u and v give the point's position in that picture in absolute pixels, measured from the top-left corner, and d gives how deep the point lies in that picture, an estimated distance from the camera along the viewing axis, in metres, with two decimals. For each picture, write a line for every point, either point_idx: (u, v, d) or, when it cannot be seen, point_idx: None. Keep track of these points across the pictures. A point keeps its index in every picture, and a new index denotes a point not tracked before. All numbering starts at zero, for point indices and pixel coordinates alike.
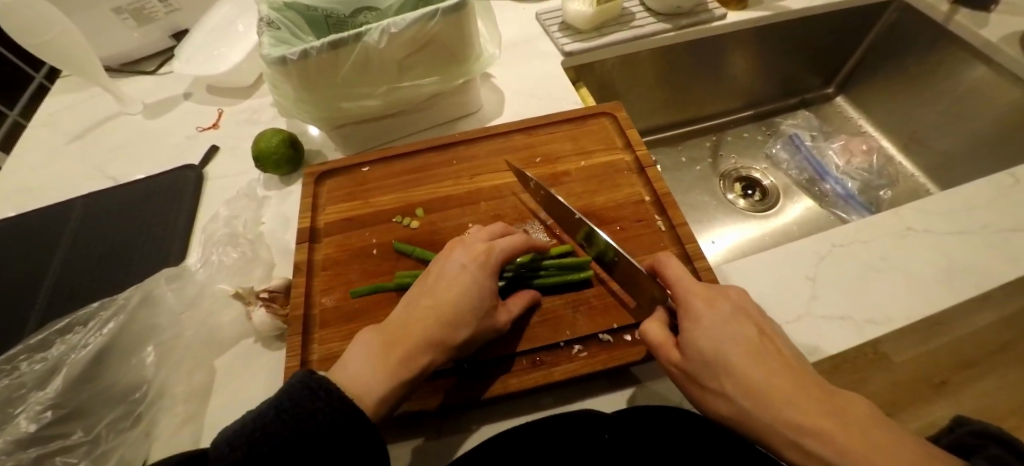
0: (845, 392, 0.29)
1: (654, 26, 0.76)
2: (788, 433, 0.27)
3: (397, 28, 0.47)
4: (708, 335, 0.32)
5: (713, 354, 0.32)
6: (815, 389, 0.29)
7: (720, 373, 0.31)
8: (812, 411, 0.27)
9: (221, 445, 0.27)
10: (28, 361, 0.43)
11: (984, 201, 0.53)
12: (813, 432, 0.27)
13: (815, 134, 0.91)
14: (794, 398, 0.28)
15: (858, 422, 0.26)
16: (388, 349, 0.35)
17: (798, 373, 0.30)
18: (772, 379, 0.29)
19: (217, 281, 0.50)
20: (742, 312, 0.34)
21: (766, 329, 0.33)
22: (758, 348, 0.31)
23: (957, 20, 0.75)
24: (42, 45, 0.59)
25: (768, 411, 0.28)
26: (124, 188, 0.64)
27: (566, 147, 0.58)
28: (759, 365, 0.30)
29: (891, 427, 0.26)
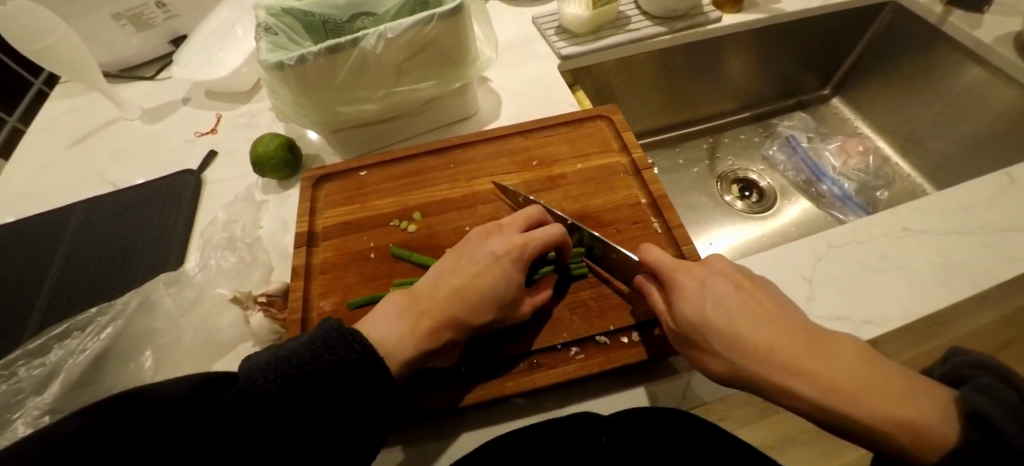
0: (829, 333, 0.31)
1: (651, 29, 0.76)
2: (780, 381, 0.29)
3: (394, 33, 0.48)
4: (696, 302, 0.34)
5: (702, 318, 0.33)
6: (801, 335, 0.31)
7: (709, 335, 0.33)
8: (800, 358, 0.29)
9: (254, 375, 0.30)
10: (27, 366, 0.43)
11: (979, 200, 0.53)
12: (804, 378, 0.28)
13: (812, 135, 0.92)
14: (783, 348, 0.30)
15: (843, 361, 0.28)
16: (416, 319, 0.38)
17: (785, 322, 0.31)
18: (761, 334, 0.31)
19: (215, 284, 0.50)
20: (726, 274, 0.36)
21: (750, 285, 0.35)
22: (746, 304, 0.33)
23: (950, 22, 0.76)
24: (42, 51, 0.60)
25: (761, 363, 0.30)
26: (123, 192, 0.64)
27: (563, 150, 0.58)
28: (747, 322, 0.32)
29: (873, 361, 0.29)
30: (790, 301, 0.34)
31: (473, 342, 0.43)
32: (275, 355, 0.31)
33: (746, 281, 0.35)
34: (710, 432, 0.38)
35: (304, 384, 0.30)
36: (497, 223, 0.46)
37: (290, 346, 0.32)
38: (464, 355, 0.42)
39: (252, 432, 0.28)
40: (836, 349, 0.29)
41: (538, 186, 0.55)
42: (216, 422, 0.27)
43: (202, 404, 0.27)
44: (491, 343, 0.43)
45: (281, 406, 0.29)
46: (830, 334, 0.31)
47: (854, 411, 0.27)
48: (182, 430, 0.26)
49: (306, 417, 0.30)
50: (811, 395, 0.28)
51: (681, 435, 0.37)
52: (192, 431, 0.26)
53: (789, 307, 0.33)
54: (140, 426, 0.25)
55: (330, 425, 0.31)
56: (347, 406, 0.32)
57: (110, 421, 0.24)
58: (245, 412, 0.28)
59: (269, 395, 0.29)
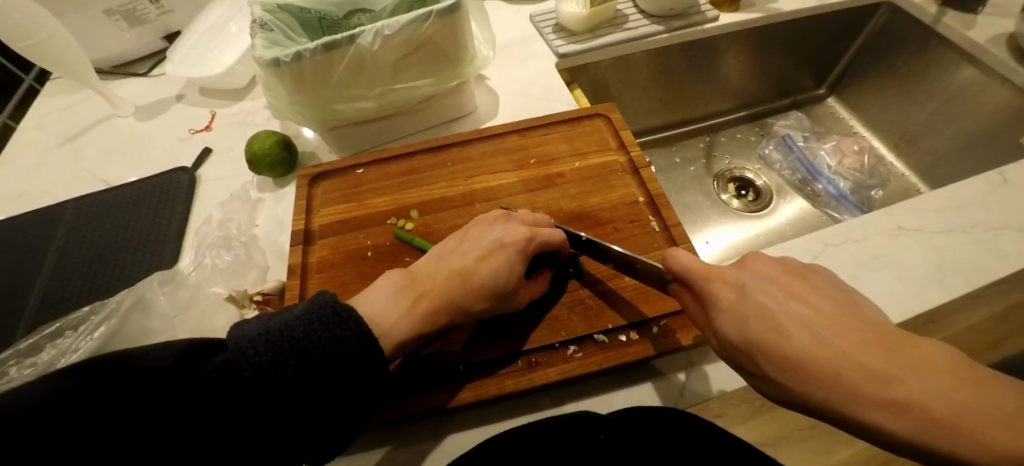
0: (907, 342, 0.27)
1: (648, 28, 0.76)
2: (854, 409, 0.26)
3: (391, 30, 0.48)
4: (739, 319, 0.31)
5: (745, 338, 0.31)
6: (877, 350, 0.27)
7: (758, 356, 0.30)
8: (879, 380, 0.25)
9: (244, 346, 0.29)
10: (18, 365, 0.43)
11: (971, 198, 0.53)
12: (888, 406, 0.25)
13: (807, 135, 0.93)
14: (857, 370, 0.26)
15: (933, 380, 0.25)
16: (415, 299, 0.39)
17: (852, 336, 0.28)
18: (828, 353, 0.27)
19: (210, 283, 0.50)
20: (772, 281, 0.32)
21: (801, 290, 0.32)
22: (802, 317, 0.30)
23: (944, 22, 0.76)
24: (31, 47, 0.59)
25: (832, 390, 0.26)
26: (116, 191, 0.63)
27: (561, 148, 0.58)
28: (807, 338, 0.28)
29: (970, 375, 0.25)
30: (843, 303, 0.31)
31: (474, 341, 0.43)
32: (267, 327, 0.31)
33: (795, 285, 0.32)
34: (709, 432, 0.38)
35: (296, 360, 0.30)
36: (505, 212, 0.46)
37: (283, 319, 0.32)
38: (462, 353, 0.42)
39: (239, 404, 0.28)
40: (922, 363, 0.25)
41: (535, 185, 0.55)
42: (202, 390, 0.27)
43: (188, 371, 0.27)
44: (491, 341, 0.43)
45: (270, 381, 0.29)
46: (911, 342, 0.27)
47: (954, 444, 0.23)
48: (166, 398, 0.26)
49: (294, 394, 0.30)
50: (897, 426, 0.24)
51: (675, 435, 0.37)
52: (177, 399, 0.26)
53: (850, 312, 0.30)
54: (121, 392, 0.25)
55: (320, 403, 0.31)
56: (336, 385, 0.32)
57: (96, 383, 0.24)
58: (233, 382, 0.28)
59: (259, 368, 0.29)
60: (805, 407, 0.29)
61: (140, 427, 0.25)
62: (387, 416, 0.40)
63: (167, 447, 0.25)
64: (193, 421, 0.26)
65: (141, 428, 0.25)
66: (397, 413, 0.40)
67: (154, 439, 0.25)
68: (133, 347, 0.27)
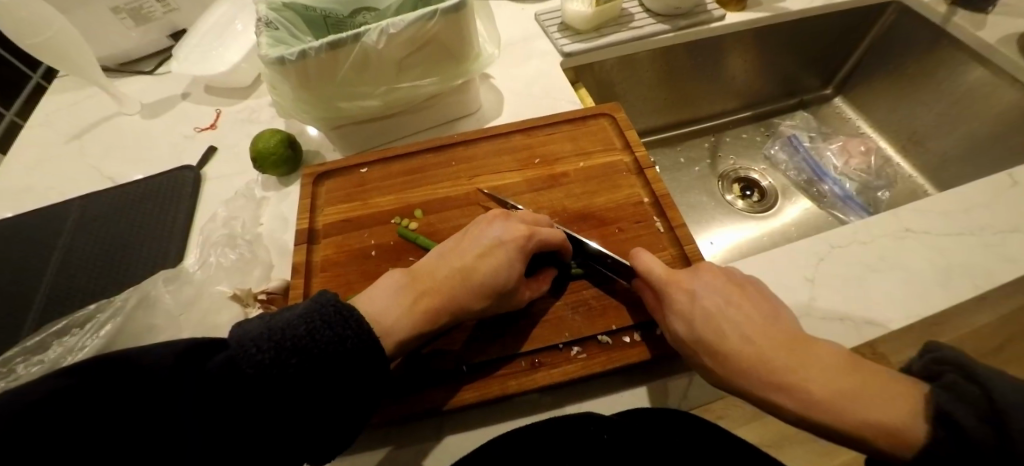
0: (812, 342, 0.33)
1: (654, 27, 0.76)
2: (762, 393, 0.32)
3: (396, 28, 0.47)
4: (688, 319, 0.36)
5: (693, 334, 0.35)
6: (785, 346, 0.33)
7: (700, 350, 0.35)
8: (782, 370, 0.32)
9: (247, 344, 0.30)
10: (26, 363, 0.44)
11: (980, 201, 0.53)
12: (784, 390, 0.31)
13: (814, 135, 0.92)
14: (767, 363, 0.32)
15: (819, 369, 0.31)
16: (415, 297, 0.39)
17: (770, 335, 0.34)
18: (746, 348, 0.33)
19: (215, 281, 0.50)
20: (716, 288, 0.37)
21: (740, 298, 0.36)
22: (736, 320, 0.35)
23: (955, 22, 0.75)
24: (37, 45, 0.59)
25: (748, 379, 0.33)
26: (122, 188, 0.63)
27: (565, 147, 0.58)
28: (736, 338, 0.34)
29: (851, 368, 0.31)
30: (772, 306, 0.36)
31: (478, 341, 0.43)
32: (269, 326, 0.31)
33: (737, 291, 0.37)
34: (711, 434, 0.38)
35: (298, 359, 0.30)
36: (506, 211, 0.46)
37: (285, 318, 0.32)
38: (465, 353, 0.42)
39: (241, 401, 0.28)
40: (817, 358, 0.32)
41: (540, 185, 0.55)
42: (203, 387, 0.27)
43: (189, 370, 0.27)
44: (494, 341, 0.43)
45: (271, 379, 0.29)
46: (813, 340, 0.34)
47: (828, 419, 0.30)
48: (167, 397, 0.26)
49: (296, 392, 0.30)
50: (790, 405, 0.31)
51: (678, 437, 0.37)
52: (177, 397, 0.26)
53: (778, 316, 0.35)
54: (121, 392, 0.24)
55: (322, 402, 0.31)
56: (337, 384, 0.32)
57: (96, 382, 0.24)
58: (235, 380, 0.28)
59: (261, 366, 0.29)
60: (735, 393, 0.34)
61: (141, 426, 0.25)
62: (389, 416, 0.40)
63: (169, 446, 0.25)
64: (194, 420, 0.26)
65: (142, 427, 0.25)
66: (399, 412, 0.40)
67: (154, 437, 0.25)
68: (135, 346, 0.27)
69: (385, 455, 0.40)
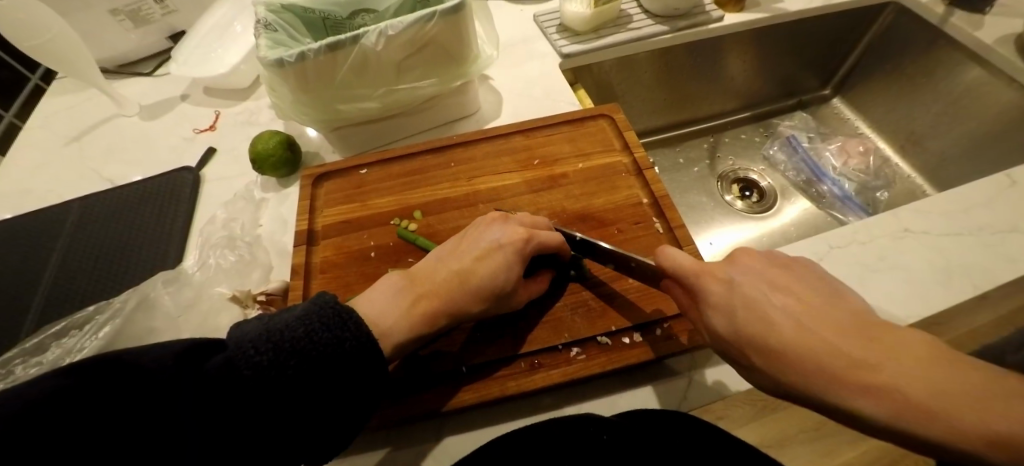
0: (887, 331, 0.27)
1: (653, 28, 0.76)
2: (830, 393, 0.27)
3: (395, 30, 0.48)
4: (728, 312, 0.32)
5: (734, 329, 0.32)
6: (858, 337, 0.27)
7: (749, 346, 0.31)
8: (857, 367, 0.26)
9: (245, 345, 0.30)
10: (25, 364, 0.44)
11: (978, 201, 0.53)
12: (863, 390, 0.25)
13: (812, 136, 0.92)
14: (834, 356, 0.27)
15: (908, 364, 0.25)
16: (414, 299, 0.39)
17: (835, 325, 0.28)
18: (806, 341, 0.28)
19: (214, 283, 0.50)
20: (760, 274, 0.33)
21: (787, 283, 0.32)
22: (788, 309, 0.30)
23: (952, 22, 0.76)
24: (37, 47, 0.59)
25: (809, 375, 0.28)
26: (121, 190, 0.63)
27: (564, 148, 0.58)
28: (790, 328, 0.29)
29: (951, 363, 0.25)
30: (832, 293, 0.31)
31: (478, 343, 0.43)
32: (268, 327, 0.31)
33: (782, 277, 0.33)
34: (712, 434, 0.38)
35: (297, 360, 0.30)
36: (504, 213, 0.46)
37: (284, 319, 0.32)
38: (465, 354, 0.42)
39: (241, 402, 0.28)
40: (901, 351, 0.26)
41: (539, 186, 0.55)
42: (202, 389, 0.27)
43: (187, 371, 0.27)
44: (494, 342, 0.43)
45: (269, 381, 0.29)
46: (893, 329, 0.28)
47: (926, 428, 0.23)
48: (166, 397, 0.26)
49: (294, 393, 0.30)
50: (871, 410, 0.25)
51: (679, 437, 0.37)
52: (176, 398, 0.26)
53: (837, 302, 0.30)
54: (118, 392, 0.25)
55: (321, 403, 0.31)
56: (335, 385, 0.32)
57: (94, 382, 0.24)
58: (233, 381, 0.28)
59: (259, 367, 0.29)
60: (787, 394, 0.30)
61: (140, 426, 0.25)
62: (389, 417, 0.40)
63: (166, 446, 0.25)
64: (193, 421, 0.26)
65: (140, 427, 0.25)
66: (399, 414, 0.40)
67: (153, 437, 0.25)
68: (133, 346, 0.27)
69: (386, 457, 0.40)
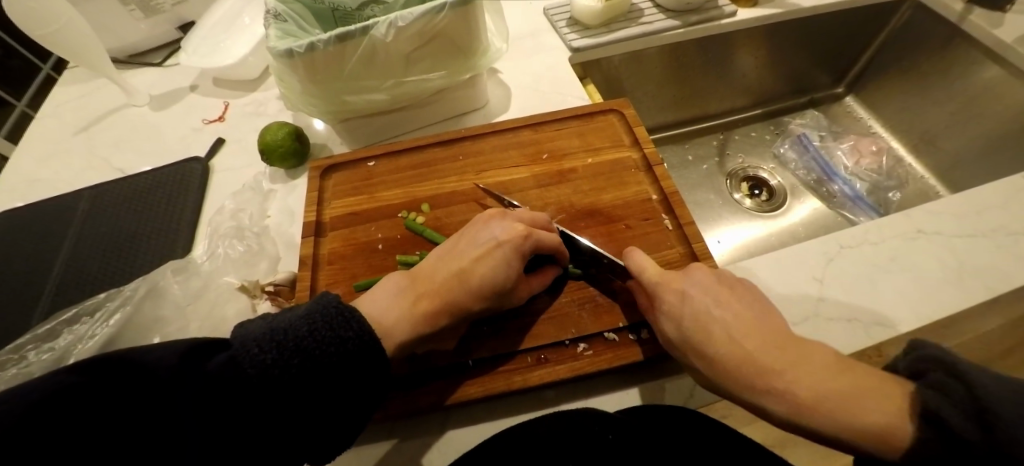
0: (798, 340, 0.32)
1: (663, 22, 0.75)
2: (749, 393, 0.31)
3: (405, 22, 0.47)
4: (676, 319, 0.36)
5: (680, 335, 0.35)
6: (773, 345, 0.32)
7: (688, 350, 0.35)
8: (766, 372, 0.31)
9: (249, 344, 0.30)
10: (36, 350, 0.44)
11: (995, 203, 0.52)
12: (773, 393, 0.30)
13: (823, 134, 0.91)
14: (757, 365, 0.31)
15: (809, 371, 0.30)
16: (415, 299, 0.39)
17: (759, 334, 0.33)
18: (733, 349, 0.33)
19: (223, 273, 0.50)
20: (706, 287, 0.36)
21: (728, 297, 0.36)
22: (725, 320, 0.34)
23: (971, 19, 0.73)
24: (47, 37, 0.59)
25: (736, 379, 0.32)
26: (131, 180, 0.64)
27: (573, 143, 0.58)
28: (725, 339, 0.33)
29: (836, 370, 0.30)
30: (760, 303, 0.36)
31: (483, 337, 0.43)
32: (271, 326, 0.31)
33: (725, 292, 0.36)
34: (718, 433, 0.37)
35: (300, 359, 0.30)
36: (500, 210, 0.46)
37: (287, 319, 0.32)
38: (469, 348, 0.43)
39: (244, 400, 0.28)
40: (804, 361, 0.31)
41: (547, 181, 0.54)
42: (204, 388, 0.27)
43: (191, 369, 0.27)
44: (500, 336, 0.43)
45: (271, 380, 0.29)
46: (804, 339, 0.33)
47: (818, 423, 0.29)
48: (166, 394, 0.26)
49: (295, 394, 0.30)
50: (779, 408, 0.30)
51: (684, 434, 0.36)
52: (177, 393, 0.26)
53: (767, 312, 0.35)
54: (122, 391, 0.25)
55: (319, 407, 0.31)
56: (337, 385, 0.32)
57: (99, 380, 0.24)
58: (237, 379, 0.28)
59: (263, 366, 0.29)
60: (725, 394, 0.33)
61: (143, 426, 0.25)
62: (394, 406, 0.40)
63: (169, 443, 0.25)
64: (194, 417, 0.26)
65: (143, 423, 0.25)
66: (403, 404, 0.40)
67: (155, 435, 0.25)
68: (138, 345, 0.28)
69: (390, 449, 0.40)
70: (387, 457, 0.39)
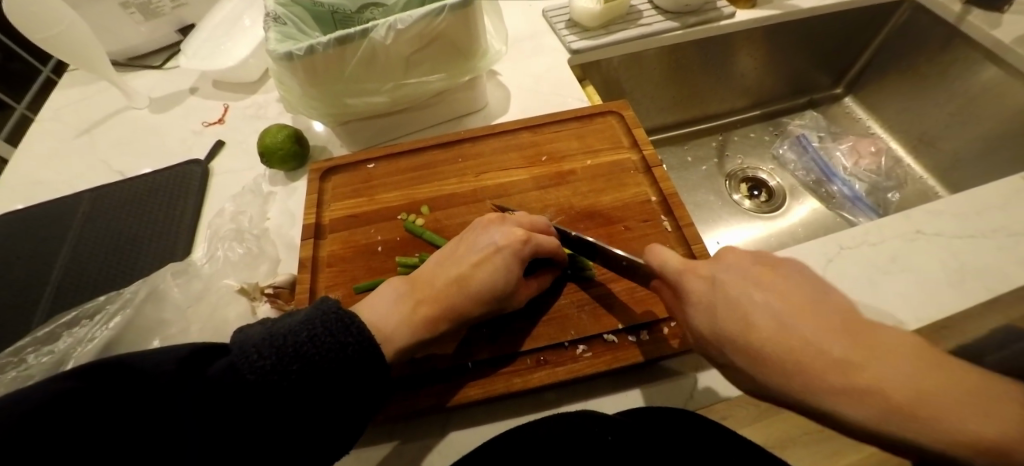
0: (872, 327, 0.26)
1: (663, 24, 0.75)
2: (814, 395, 0.25)
3: (404, 24, 0.47)
4: (709, 311, 0.31)
5: (714, 329, 0.30)
6: (842, 332, 0.26)
7: (728, 345, 0.29)
8: (838, 368, 0.24)
9: (248, 350, 0.29)
10: (36, 353, 0.44)
11: (994, 204, 0.52)
12: (850, 394, 0.24)
13: (823, 135, 0.91)
14: (822, 359, 0.25)
15: (896, 364, 0.24)
16: (414, 304, 0.39)
17: (820, 319, 0.27)
18: (788, 339, 0.26)
19: (222, 275, 0.50)
20: (743, 269, 0.31)
21: (771, 278, 0.30)
22: (770, 305, 0.28)
23: (968, 21, 0.74)
24: (47, 40, 0.59)
25: (794, 378, 0.26)
26: (131, 182, 0.64)
27: (573, 145, 0.58)
28: (774, 329, 0.27)
29: (930, 363, 0.24)
30: (815, 281, 0.29)
31: (483, 339, 0.43)
32: (270, 331, 0.31)
33: (767, 273, 0.30)
34: (719, 434, 0.37)
35: (300, 365, 0.30)
36: (499, 214, 0.46)
37: (287, 324, 0.32)
38: (469, 350, 0.43)
39: (244, 405, 0.28)
40: (885, 352, 0.24)
41: (546, 182, 0.55)
42: (202, 393, 0.27)
43: (189, 374, 0.28)
44: (500, 338, 0.43)
45: (271, 386, 0.29)
46: (876, 325, 0.26)
47: (915, 432, 0.22)
48: (165, 397, 0.27)
49: (293, 400, 0.30)
50: (860, 415, 0.24)
51: (686, 434, 0.36)
52: (177, 397, 0.27)
53: (826, 292, 0.28)
54: (121, 394, 0.25)
55: (319, 412, 0.31)
56: (336, 390, 0.31)
57: (97, 385, 0.25)
58: (236, 385, 0.28)
59: (262, 371, 0.29)
60: (781, 399, 0.27)
61: (141, 428, 0.25)
62: (394, 408, 0.40)
63: (169, 445, 0.26)
64: (193, 420, 0.27)
65: (142, 426, 0.25)
66: (404, 406, 0.40)
67: (154, 437, 0.26)
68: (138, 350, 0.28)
69: (390, 451, 0.40)
70: (387, 459, 0.39)
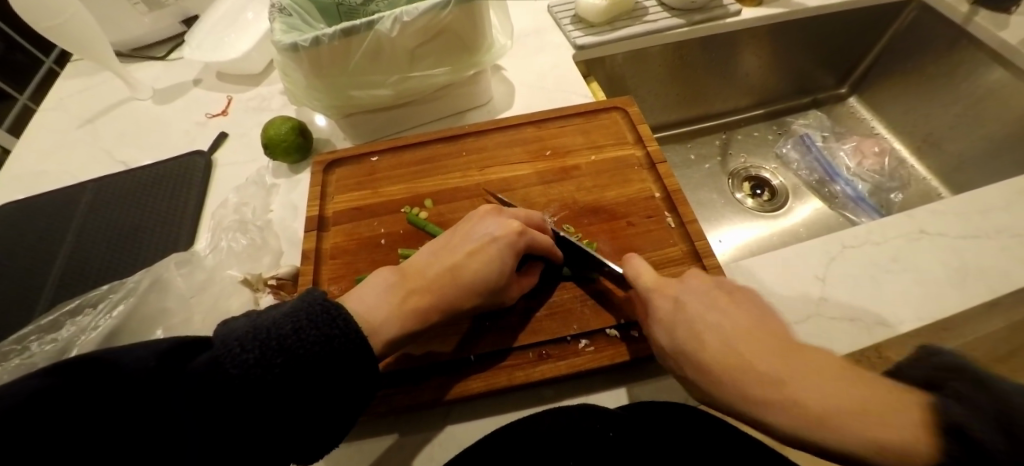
0: (806, 349, 0.29)
1: (668, 21, 0.75)
2: (747, 406, 0.29)
3: (409, 17, 0.47)
4: (669, 328, 0.35)
5: (670, 343, 0.35)
6: (777, 350, 0.29)
7: (680, 356, 0.34)
8: (766, 377, 0.28)
9: (231, 343, 0.29)
10: (39, 341, 0.44)
11: (997, 204, 0.52)
12: (776, 403, 0.27)
13: (826, 135, 0.91)
14: (755, 373, 0.29)
15: (816, 378, 0.27)
16: (404, 295, 0.38)
17: (761, 339, 0.30)
18: (731, 355, 0.30)
19: (226, 266, 0.50)
20: (701, 293, 0.35)
21: (725, 302, 0.34)
22: (720, 326, 0.32)
23: (976, 21, 0.73)
24: (51, 29, 0.59)
25: (732, 390, 0.29)
26: (134, 172, 0.64)
27: (577, 140, 0.58)
28: (715, 343, 0.32)
29: (857, 381, 0.26)
30: (766, 308, 0.34)
31: (484, 332, 0.43)
32: (254, 325, 0.31)
33: (724, 298, 0.35)
34: (722, 429, 0.37)
35: (283, 358, 0.30)
36: (497, 206, 0.46)
37: (271, 317, 0.32)
38: (472, 344, 0.43)
39: (218, 405, 0.27)
40: (811, 366, 0.28)
41: (550, 177, 0.54)
42: (186, 389, 0.27)
43: (171, 371, 0.27)
44: (502, 332, 0.43)
45: (255, 381, 0.28)
46: (811, 347, 0.30)
47: (831, 439, 0.25)
48: (148, 394, 0.26)
49: (277, 396, 0.29)
50: (781, 420, 0.27)
51: (685, 429, 0.36)
52: (159, 394, 0.26)
53: (771, 316, 0.33)
54: (101, 391, 0.25)
55: (306, 405, 0.30)
56: (320, 384, 0.31)
57: (73, 382, 0.24)
58: (220, 381, 0.28)
59: (245, 365, 0.29)
60: (724, 410, 0.31)
61: (125, 422, 0.25)
62: (398, 399, 0.40)
63: (154, 440, 0.26)
64: (193, 420, 0.26)
65: (127, 421, 0.25)
66: (407, 398, 0.40)
67: (141, 430, 0.25)
68: (118, 347, 0.28)
69: (394, 444, 0.40)
70: (390, 451, 0.39)
